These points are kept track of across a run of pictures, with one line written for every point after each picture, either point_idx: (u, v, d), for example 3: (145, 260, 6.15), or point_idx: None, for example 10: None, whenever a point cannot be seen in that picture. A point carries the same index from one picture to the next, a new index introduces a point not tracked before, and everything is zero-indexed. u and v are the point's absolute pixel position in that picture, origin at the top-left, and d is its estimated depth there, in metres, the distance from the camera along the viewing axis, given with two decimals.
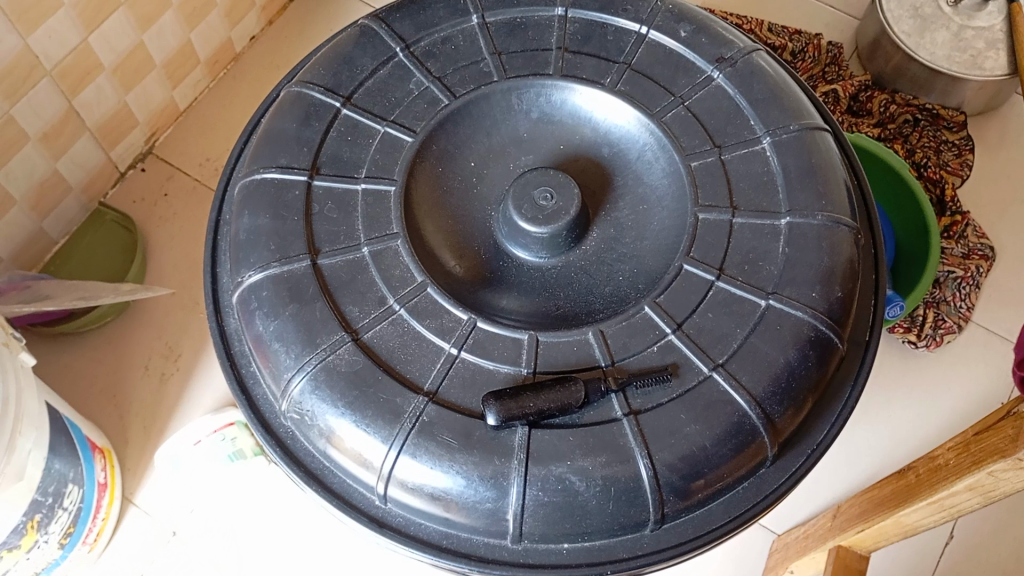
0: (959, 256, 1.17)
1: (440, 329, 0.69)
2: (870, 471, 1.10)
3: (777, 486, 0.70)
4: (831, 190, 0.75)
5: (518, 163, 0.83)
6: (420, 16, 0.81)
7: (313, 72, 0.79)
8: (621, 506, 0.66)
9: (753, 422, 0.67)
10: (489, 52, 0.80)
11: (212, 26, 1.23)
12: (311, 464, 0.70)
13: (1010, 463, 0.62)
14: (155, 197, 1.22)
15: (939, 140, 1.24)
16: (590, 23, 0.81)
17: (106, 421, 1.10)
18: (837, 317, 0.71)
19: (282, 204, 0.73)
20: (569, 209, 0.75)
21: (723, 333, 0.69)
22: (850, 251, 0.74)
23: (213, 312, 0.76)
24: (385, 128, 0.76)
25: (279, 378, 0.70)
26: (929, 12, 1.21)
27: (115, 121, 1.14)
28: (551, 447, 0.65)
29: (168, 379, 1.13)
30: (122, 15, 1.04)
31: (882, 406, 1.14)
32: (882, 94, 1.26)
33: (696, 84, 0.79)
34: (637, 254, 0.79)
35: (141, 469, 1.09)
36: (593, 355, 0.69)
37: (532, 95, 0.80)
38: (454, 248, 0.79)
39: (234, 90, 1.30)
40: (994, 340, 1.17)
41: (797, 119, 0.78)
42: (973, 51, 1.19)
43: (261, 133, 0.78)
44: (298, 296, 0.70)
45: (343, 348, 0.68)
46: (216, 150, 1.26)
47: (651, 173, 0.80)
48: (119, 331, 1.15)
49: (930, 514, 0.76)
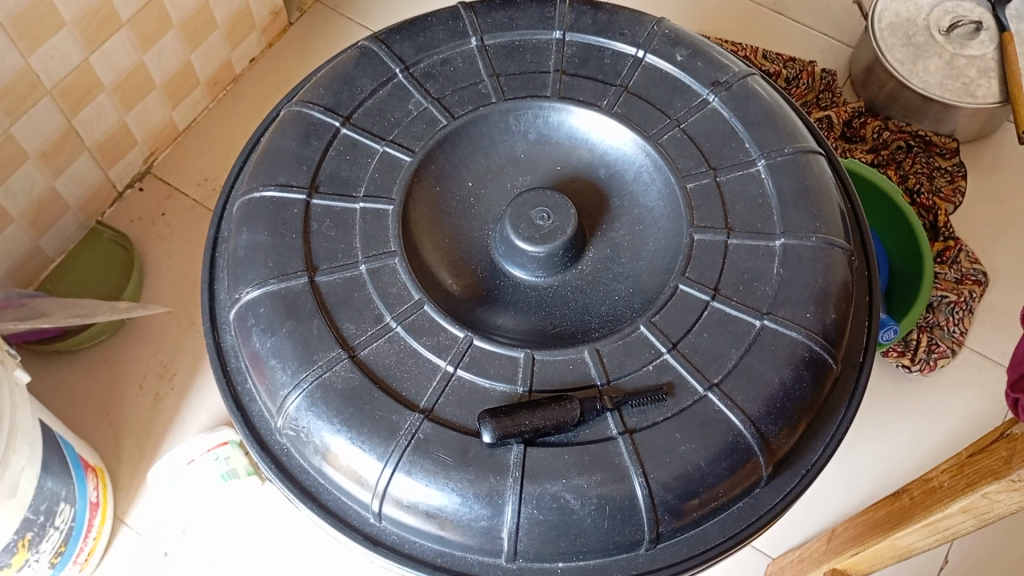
0: (952, 281, 1.18)
1: (437, 347, 0.69)
2: (866, 494, 1.10)
3: (772, 505, 0.70)
4: (825, 212, 0.76)
5: (515, 183, 0.84)
6: (419, 38, 0.82)
7: (313, 92, 0.80)
8: (616, 524, 0.65)
9: (748, 442, 0.67)
10: (488, 73, 0.81)
11: (213, 47, 1.24)
12: (306, 481, 0.70)
13: (1004, 485, 0.62)
14: (153, 216, 1.22)
15: (931, 166, 1.25)
16: (588, 46, 0.82)
17: (100, 439, 1.10)
18: (831, 337, 0.72)
19: (281, 222, 0.74)
20: (565, 229, 0.76)
21: (718, 353, 0.70)
22: (844, 272, 0.74)
23: (211, 328, 0.76)
24: (383, 147, 0.77)
25: (276, 395, 0.70)
26: (922, 40, 1.23)
27: (114, 139, 1.15)
28: (547, 465, 0.65)
29: (163, 398, 1.13)
30: (124, 35, 1.06)
31: (878, 429, 1.14)
32: (875, 121, 1.28)
33: (692, 107, 0.80)
34: (633, 275, 0.79)
35: (134, 488, 1.08)
36: (588, 373, 0.69)
37: (530, 116, 0.81)
38: (451, 266, 0.80)
39: (233, 111, 1.31)
40: (987, 364, 1.17)
41: (791, 142, 0.78)
42: (966, 79, 1.20)
43: (261, 151, 0.79)
44: (295, 312, 0.70)
45: (340, 364, 0.68)
46: (214, 170, 1.26)
47: (647, 194, 0.81)
48: (114, 350, 1.14)
49: (925, 536, 0.76)
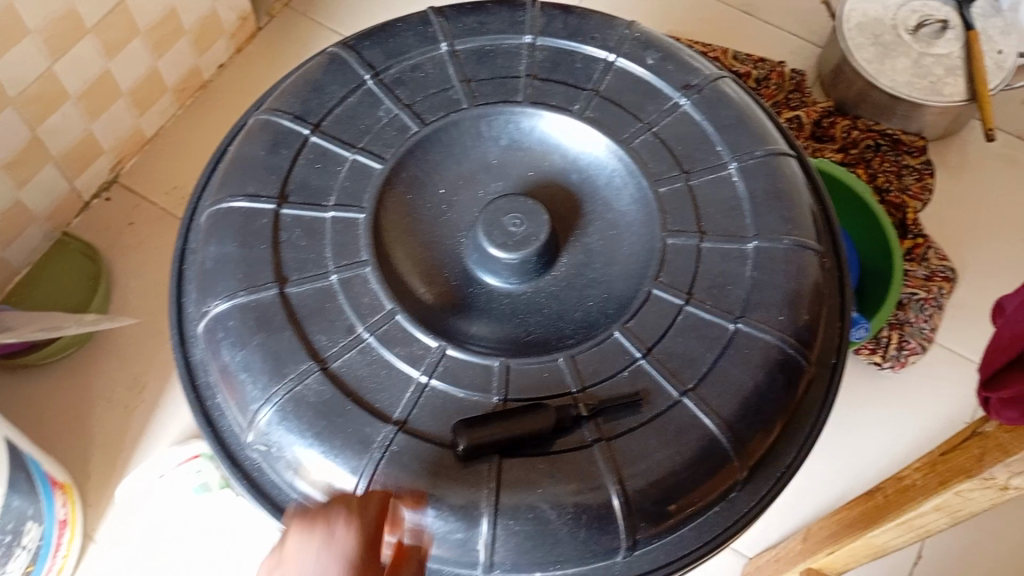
0: (921, 278, 1.20)
1: (410, 357, 0.69)
2: (841, 492, 1.11)
3: (747, 509, 0.71)
4: (797, 214, 0.76)
5: (487, 190, 0.83)
6: (388, 43, 0.82)
7: (282, 100, 0.79)
8: (593, 533, 0.65)
9: (723, 447, 0.67)
10: (459, 79, 0.80)
11: (181, 54, 1.23)
12: (279, 497, 0.70)
13: (977, 482, 0.62)
14: (121, 226, 1.21)
15: (900, 164, 1.27)
16: (559, 50, 0.82)
17: (68, 454, 1.08)
18: (804, 339, 0.72)
19: (250, 232, 0.73)
20: (539, 235, 0.75)
21: (693, 357, 0.69)
22: (816, 274, 0.75)
23: (179, 342, 0.75)
24: (353, 155, 0.76)
25: (246, 409, 0.69)
26: (890, 40, 1.24)
27: (81, 148, 1.13)
28: (523, 475, 0.65)
29: (134, 411, 1.11)
30: (90, 42, 1.04)
31: (852, 427, 1.14)
32: (845, 120, 1.29)
33: (664, 111, 0.80)
34: (607, 280, 0.79)
35: (105, 503, 1.06)
36: (563, 380, 0.68)
37: (501, 122, 0.81)
38: (424, 274, 0.79)
39: (202, 116, 1.29)
40: (958, 360, 1.18)
41: (762, 145, 0.79)
42: (933, 77, 1.21)
43: (229, 161, 0.78)
44: (266, 324, 0.69)
45: (311, 377, 0.67)
46: (183, 177, 1.25)
47: (619, 199, 0.81)
48: (83, 362, 1.13)
49: (898, 534, 0.76)
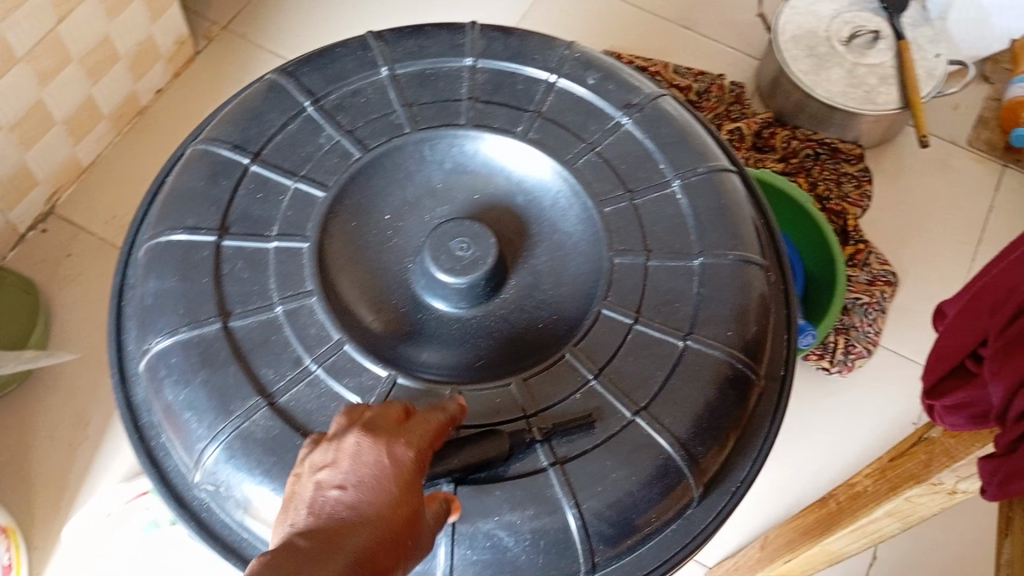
0: (864, 283, 1.22)
1: (359, 388, 0.67)
2: (795, 498, 1.12)
3: (704, 525, 0.71)
4: (740, 230, 0.77)
5: (433, 214, 0.82)
6: (329, 69, 0.81)
7: (219, 127, 0.78)
8: (552, 558, 0.65)
9: (677, 464, 0.68)
10: (400, 104, 0.80)
11: (117, 80, 1.20)
12: (230, 537, 0.68)
13: (926, 487, 0.63)
14: (58, 258, 1.17)
15: (839, 172, 1.30)
16: (500, 72, 0.82)
17: (8, 498, 1.04)
18: (751, 353, 0.73)
19: (191, 266, 0.71)
20: (486, 258, 0.75)
21: (644, 376, 0.69)
22: (761, 288, 0.76)
23: (120, 382, 0.73)
24: (295, 183, 0.75)
25: (192, 449, 0.67)
26: (824, 52, 1.26)
27: (14, 181, 1.10)
28: (479, 504, 0.64)
29: (76, 450, 1.07)
30: (21, 71, 1.01)
31: (804, 433, 1.16)
32: (784, 130, 1.31)
33: (606, 130, 0.80)
34: (557, 302, 0.79)
35: (49, 548, 1.02)
36: (515, 404, 0.68)
37: (444, 146, 0.80)
38: (372, 302, 0.78)
39: (141, 143, 1.27)
40: (902, 362, 1.21)
41: (704, 162, 0.80)
42: (866, 87, 1.24)
43: (168, 193, 0.76)
44: (209, 361, 0.68)
45: (258, 413, 0.66)
46: (123, 206, 1.22)
47: (565, 220, 0.81)
48: (22, 400, 1.09)
49: (852, 540, 0.78)
